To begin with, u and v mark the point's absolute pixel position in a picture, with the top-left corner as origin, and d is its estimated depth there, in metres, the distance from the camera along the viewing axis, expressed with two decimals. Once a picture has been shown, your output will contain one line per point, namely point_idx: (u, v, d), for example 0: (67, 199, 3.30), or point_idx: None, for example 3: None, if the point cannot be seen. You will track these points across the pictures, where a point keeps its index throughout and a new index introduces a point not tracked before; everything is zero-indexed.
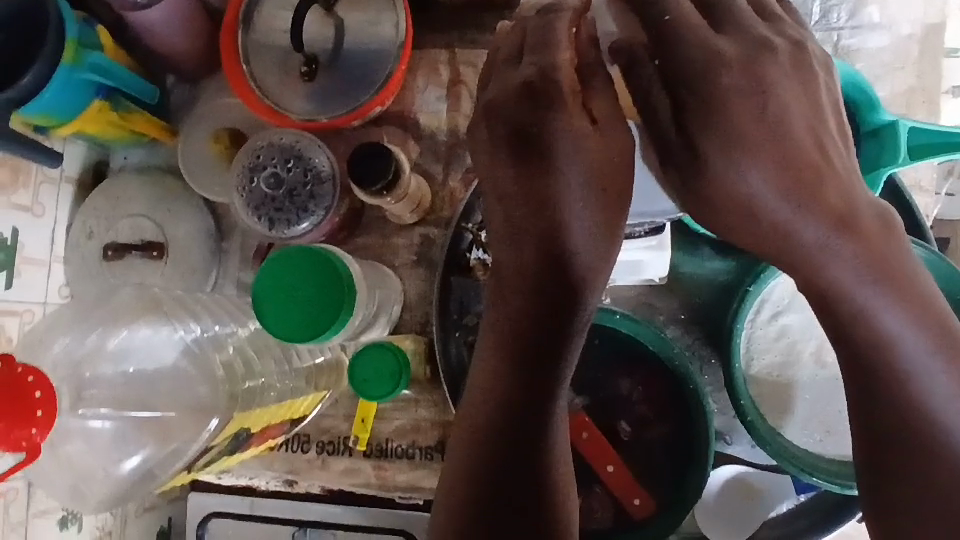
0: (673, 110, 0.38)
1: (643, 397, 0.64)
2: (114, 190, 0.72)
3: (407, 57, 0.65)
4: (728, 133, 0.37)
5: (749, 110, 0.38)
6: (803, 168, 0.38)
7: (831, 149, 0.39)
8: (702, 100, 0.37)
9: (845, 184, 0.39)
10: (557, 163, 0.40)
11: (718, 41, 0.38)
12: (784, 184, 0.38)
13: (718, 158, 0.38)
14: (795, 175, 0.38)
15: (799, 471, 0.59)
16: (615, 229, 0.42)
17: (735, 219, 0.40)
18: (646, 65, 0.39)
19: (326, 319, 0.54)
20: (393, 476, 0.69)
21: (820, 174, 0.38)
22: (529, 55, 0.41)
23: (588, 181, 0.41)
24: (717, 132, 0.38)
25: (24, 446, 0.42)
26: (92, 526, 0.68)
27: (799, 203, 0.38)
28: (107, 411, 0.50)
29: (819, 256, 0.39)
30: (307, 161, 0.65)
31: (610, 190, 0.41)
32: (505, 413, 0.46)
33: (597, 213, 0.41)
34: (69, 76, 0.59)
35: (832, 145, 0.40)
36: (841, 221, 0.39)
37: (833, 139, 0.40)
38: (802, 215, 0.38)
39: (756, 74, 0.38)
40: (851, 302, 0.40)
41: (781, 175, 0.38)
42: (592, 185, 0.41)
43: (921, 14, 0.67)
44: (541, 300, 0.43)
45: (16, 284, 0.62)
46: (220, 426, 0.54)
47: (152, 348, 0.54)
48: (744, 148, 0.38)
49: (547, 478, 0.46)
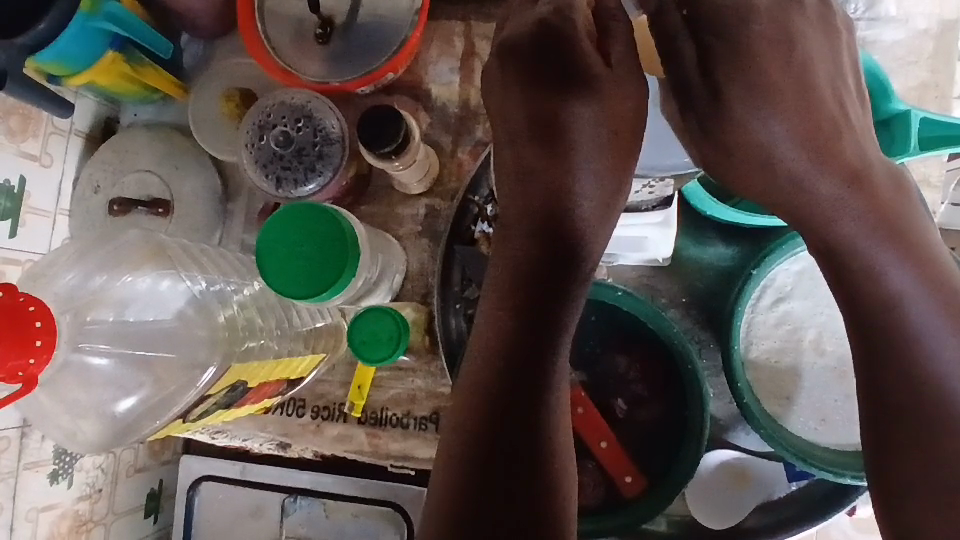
0: (699, 60, 0.41)
1: (638, 375, 0.65)
2: (122, 145, 0.72)
3: (422, 24, 0.65)
4: (752, 82, 0.41)
5: (777, 57, 0.41)
6: (823, 122, 0.41)
7: (847, 104, 0.43)
8: (728, 45, 0.41)
9: (858, 145, 0.42)
10: (574, 103, 0.44)
11: None
12: (803, 136, 0.41)
13: (741, 106, 0.41)
14: (814, 127, 0.41)
15: (793, 458, 0.58)
16: (624, 176, 0.45)
17: (751, 169, 0.43)
18: (672, 13, 0.42)
19: (330, 276, 0.54)
20: (386, 444, 0.69)
21: (839, 131, 0.42)
22: None
23: (601, 123, 0.44)
24: (743, 81, 0.41)
25: (21, 376, 0.42)
26: (81, 482, 0.67)
27: (816, 157, 0.41)
28: (107, 347, 0.51)
29: (832, 210, 0.42)
30: (317, 121, 0.65)
31: (620, 139, 0.45)
32: (506, 366, 0.45)
33: (607, 157, 0.45)
34: (85, 25, 0.59)
35: (851, 103, 0.43)
36: (854, 178, 0.42)
37: (851, 97, 0.44)
38: (817, 171, 0.41)
39: (782, 24, 0.41)
40: (859, 259, 0.42)
41: (802, 126, 0.41)
42: (604, 128, 0.44)
43: (940, 8, 0.66)
44: (546, 242, 0.45)
45: (19, 234, 0.62)
46: (216, 377, 0.54)
47: (155, 295, 0.54)
48: (766, 98, 0.41)
49: (546, 435, 0.45)
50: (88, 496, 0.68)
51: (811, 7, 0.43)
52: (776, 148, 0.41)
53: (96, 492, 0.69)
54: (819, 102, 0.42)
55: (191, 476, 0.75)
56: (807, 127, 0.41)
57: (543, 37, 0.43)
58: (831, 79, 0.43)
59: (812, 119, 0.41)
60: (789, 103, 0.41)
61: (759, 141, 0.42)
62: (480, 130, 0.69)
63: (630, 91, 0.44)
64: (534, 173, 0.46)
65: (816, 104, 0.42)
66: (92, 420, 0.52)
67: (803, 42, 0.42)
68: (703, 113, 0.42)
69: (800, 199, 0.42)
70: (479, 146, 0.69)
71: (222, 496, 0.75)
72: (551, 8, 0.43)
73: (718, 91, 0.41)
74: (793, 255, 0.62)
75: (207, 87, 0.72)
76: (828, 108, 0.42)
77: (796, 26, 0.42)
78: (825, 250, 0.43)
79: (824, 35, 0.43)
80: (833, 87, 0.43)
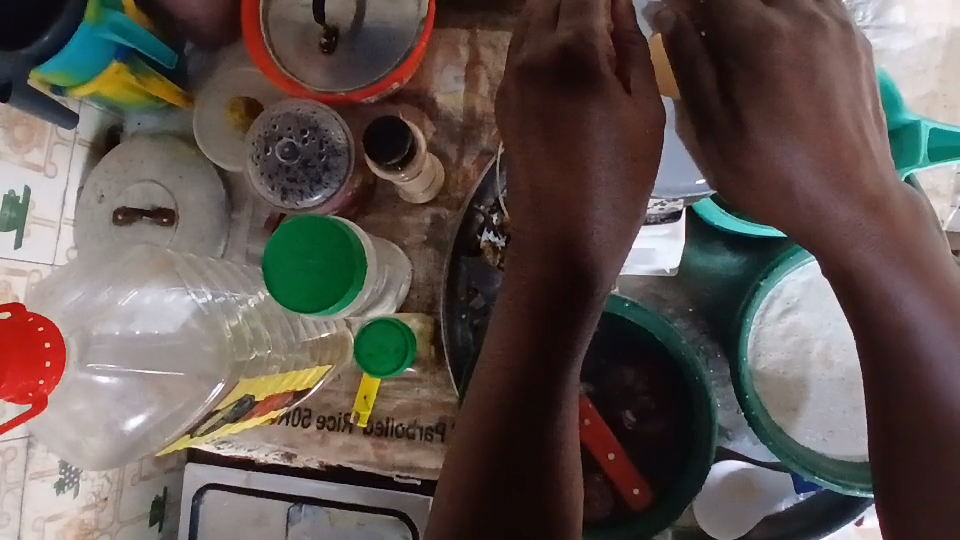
0: (720, 79, 0.42)
1: (645, 387, 0.65)
2: (127, 154, 0.71)
3: (428, 33, 0.64)
4: (773, 105, 0.41)
5: (796, 80, 0.41)
6: (843, 150, 0.41)
7: (867, 130, 0.42)
8: (747, 68, 0.41)
9: (878, 170, 0.42)
10: (588, 123, 0.44)
11: (772, 16, 0.41)
12: (823, 161, 0.41)
13: (762, 130, 0.41)
14: (834, 151, 0.41)
15: (801, 469, 0.58)
16: (639, 201, 0.45)
17: (770, 195, 0.42)
18: (691, 35, 0.42)
19: (336, 291, 0.53)
20: (392, 454, 0.69)
21: (858, 156, 0.41)
22: (565, 19, 0.44)
23: (619, 143, 0.44)
24: (763, 102, 0.41)
25: (31, 396, 0.43)
26: (87, 491, 0.67)
27: (836, 183, 0.41)
28: (115, 367, 0.51)
29: (849, 236, 0.42)
30: (323, 133, 0.65)
31: (636, 160, 0.44)
32: (515, 385, 0.45)
33: (626, 181, 0.45)
34: (89, 35, 0.59)
35: (870, 128, 0.43)
36: (873, 204, 0.41)
37: (869, 121, 0.43)
38: (836, 196, 0.41)
39: (805, 49, 0.41)
40: (877, 285, 0.42)
41: (821, 153, 0.41)
42: (623, 153, 0.44)
43: (949, 18, 0.66)
44: (558, 265, 0.45)
45: (26, 244, 0.62)
46: (224, 392, 0.54)
47: (161, 309, 0.54)
48: (786, 123, 0.41)
49: (552, 458, 0.45)
50: (94, 505, 0.68)
51: (834, 32, 0.43)
52: (794, 172, 0.41)
53: (101, 501, 0.69)
54: (840, 129, 0.41)
55: (197, 484, 0.75)
56: (826, 152, 0.41)
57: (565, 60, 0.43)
58: (851, 102, 0.42)
59: (832, 147, 0.41)
60: (811, 129, 0.41)
61: (778, 169, 0.41)
62: (485, 139, 0.68)
63: (641, 110, 0.44)
64: (547, 194, 0.45)
65: (838, 131, 0.41)
66: (99, 434, 0.52)
67: (825, 67, 0.41)
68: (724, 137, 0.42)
69: (816, 222, 0.42)
70: (484, 155, 0.68)
71: (227, 503, 0.75)
72: (572, 33, 0.43)
73: (740, 117, 0.41)
74: (801, 267, 0.61)
75: (212, 96, 0.72)
76: (849, 133, 0.41)
77: (820, 51, 0.41)
78: (840, 271, 0.43)
79: (846, 58, 0.43)
80: (855, 113, 0.42)
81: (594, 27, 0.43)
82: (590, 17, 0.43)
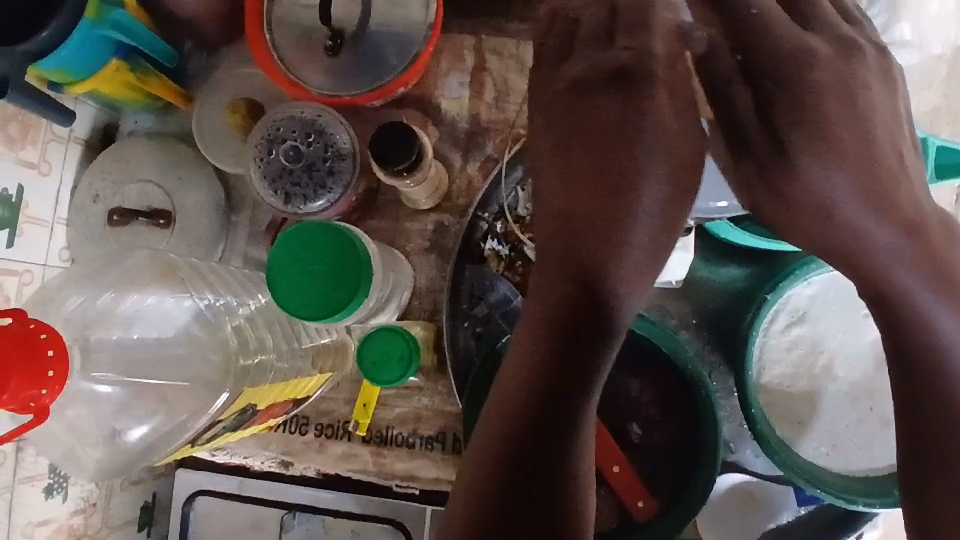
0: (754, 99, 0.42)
1: (650, 399, 0.64)
2: (122, 153, 0.70)
3: (435, 38, 0.63)
4: (810, 130, 0.42)
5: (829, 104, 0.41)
6: (882, 175, 0.42)
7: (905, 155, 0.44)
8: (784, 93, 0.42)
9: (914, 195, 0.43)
10: (618, 147, 0.44)
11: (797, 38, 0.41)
12: (863, 185, 0.42)
13: (800, 153, 0.42)
14: (874, 176, 0.42)
15: (806, 484, 0.58)
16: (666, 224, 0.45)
17: (811, 220, 0.44)
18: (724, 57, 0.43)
19: (339, 299, 0.52)
20: (391, 464, 0.68)
21: (895, 181, 0.43)
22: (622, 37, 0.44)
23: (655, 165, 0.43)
24: (802, 128, 0.42)
25: (32, 406, 0.41)
26: (76, 496, 0.65)
27: (874, 208, 0.42)
28: (112, 375, 0.49)
29: (888, 259, 0.43)
30: (328, 137, 0.64)
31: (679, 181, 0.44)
32: (534, 398, 0.44)
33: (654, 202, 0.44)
34: (89, 32, 0.58)
35: (907, 153, 0.44)
36: (910, 228, 0.43)
37: (906, 145, 0.45)
38: (876, 220, 0.42)
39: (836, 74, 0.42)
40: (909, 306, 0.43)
41: (863, 176, 0.42)
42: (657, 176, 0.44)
43: (952, 33, 0.66)
44: (583, 286, 0.45)
45: (17, 243, 0.60)
46: (228, 402, 0.53)
47: (161, 314, 0.52)
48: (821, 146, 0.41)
49: (570, 473, 0.44)
50: (83, 510, 0.66)
51: (866, 57, 0.44)
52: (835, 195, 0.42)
53: (90, 506, 0.67)
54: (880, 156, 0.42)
55: (188, 490, 0.74)
56: (866, 177, 0.42)
57: (604, 76, 0.45)
58: (883, 128, 0.43)
59: (871, 171, 0.42)
60: (852, 154, 0.42)
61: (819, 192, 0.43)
62: (490, 146, 0.68)
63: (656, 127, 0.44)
64: (578, 213, 0.45)
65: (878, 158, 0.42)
66: (96, 442, 0.51)
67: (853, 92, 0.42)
68: (763, 159, 0.44)
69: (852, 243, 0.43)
70: (488, 162, 0.68)
71: (219, 510, 0.74)
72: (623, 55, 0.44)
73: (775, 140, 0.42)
74: (806, 280, 0.61)
75: (213, 95, 0.70)
76: (884, 158, 0.43)
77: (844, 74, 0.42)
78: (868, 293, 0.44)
79: (868, 82, 0.43)
80: (892, 141, 0.43)
81: (645, 48, 0.44)
82: (640, 38, 0.44)
